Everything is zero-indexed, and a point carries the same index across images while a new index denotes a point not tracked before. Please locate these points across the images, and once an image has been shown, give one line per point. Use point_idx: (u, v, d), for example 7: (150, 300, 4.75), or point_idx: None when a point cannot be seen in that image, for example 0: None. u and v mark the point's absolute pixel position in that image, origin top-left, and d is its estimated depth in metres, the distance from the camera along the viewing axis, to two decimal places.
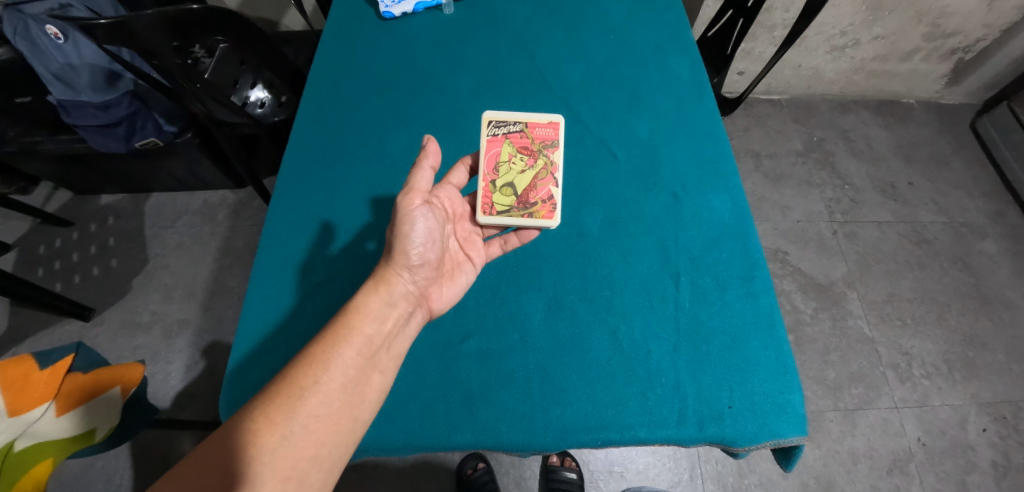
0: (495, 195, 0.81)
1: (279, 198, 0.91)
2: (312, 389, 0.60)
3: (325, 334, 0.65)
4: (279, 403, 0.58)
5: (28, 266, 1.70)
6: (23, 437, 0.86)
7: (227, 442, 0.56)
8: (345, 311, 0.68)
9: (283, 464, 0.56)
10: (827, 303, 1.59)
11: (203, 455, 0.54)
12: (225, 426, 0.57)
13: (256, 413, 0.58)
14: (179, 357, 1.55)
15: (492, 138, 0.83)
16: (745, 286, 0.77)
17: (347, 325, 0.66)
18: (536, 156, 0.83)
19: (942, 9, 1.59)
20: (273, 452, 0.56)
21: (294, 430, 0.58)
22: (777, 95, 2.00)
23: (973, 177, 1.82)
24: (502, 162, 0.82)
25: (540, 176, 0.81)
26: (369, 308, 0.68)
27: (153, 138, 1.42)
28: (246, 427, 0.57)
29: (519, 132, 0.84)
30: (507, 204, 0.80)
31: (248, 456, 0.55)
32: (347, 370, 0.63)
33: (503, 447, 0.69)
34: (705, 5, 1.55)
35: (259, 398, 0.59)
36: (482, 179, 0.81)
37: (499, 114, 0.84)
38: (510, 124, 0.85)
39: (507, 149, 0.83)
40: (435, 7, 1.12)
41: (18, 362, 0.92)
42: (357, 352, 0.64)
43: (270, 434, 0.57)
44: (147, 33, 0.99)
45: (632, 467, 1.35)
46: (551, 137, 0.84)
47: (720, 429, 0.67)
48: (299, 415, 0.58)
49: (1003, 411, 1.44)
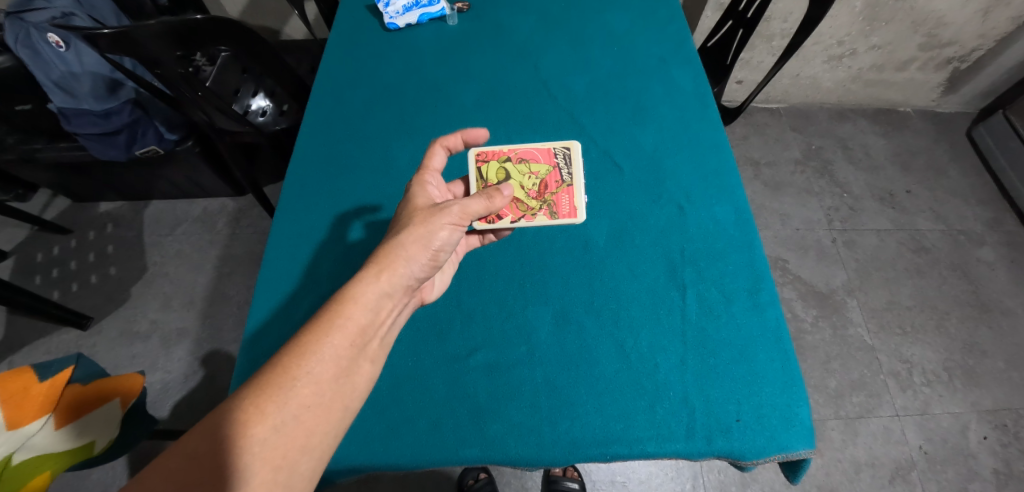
0: (493, 165, 0.86)
1: (281, 212, 0.91)
2: (304, 379, 0.57)
3: (314, 322, 0.61)
4: (271, 394, 0.55)
5: (25, 274, 1.68)
6: (21, 450, 0.84)
7: (214, 433, 0.53)
8: (340, 299, 0.63)
9: (274, 455, 0.53)
10: (827, 311, 1.59)
11: (192, 445, 0.52)
12: (209, 415, 0.54)
13: (246, 403, 0.54)
14: (178, 366, 1.54)
15: (548, 153, 0.87)
16: (751, 298, 0.77)
17: (336, 312, 0.62)
18: (537, 199, 0.83)
19: (937, 20, 1.62)
20: (265, 442, 0.53)
21: (285, 420, 0.55)
22: (776, 103, 2.02)
23: (970, 185, 1.83)
24: (527, 166, 0.86)
25: (521, 199, 0.83)
26: (367, 297, 0.64)
27: (154, 146, 1.43)
28: (233, 418, 0.53)
29: (563, 179, 0.85)
30: (488, 177, 0.85)
31: (238, 446, 0.52)
32: (335, 358, 0.60)
33: (510, 461, 0.68)
34: (704, 16, 1.56)
35: (248, 386, 0.56)
36: (509, 149, 0.87)
37: (578, 154, 0.86)
38: (568, 169, 0.86)
39: (542, 170, 0.85)
40: (439, 19, 1.13)
41: (18, 374, 0.90)
42: (349, 339, 0.61)
43: (261, 425, 0.54)
44: (149, 42, 0.98)
45: (633, 477, 1.34)
46: (559, 209, 0.83)
47: (728, 443, 0.67)
48: (291, 405, 0.55)
49: (1004, 419, 1.44)
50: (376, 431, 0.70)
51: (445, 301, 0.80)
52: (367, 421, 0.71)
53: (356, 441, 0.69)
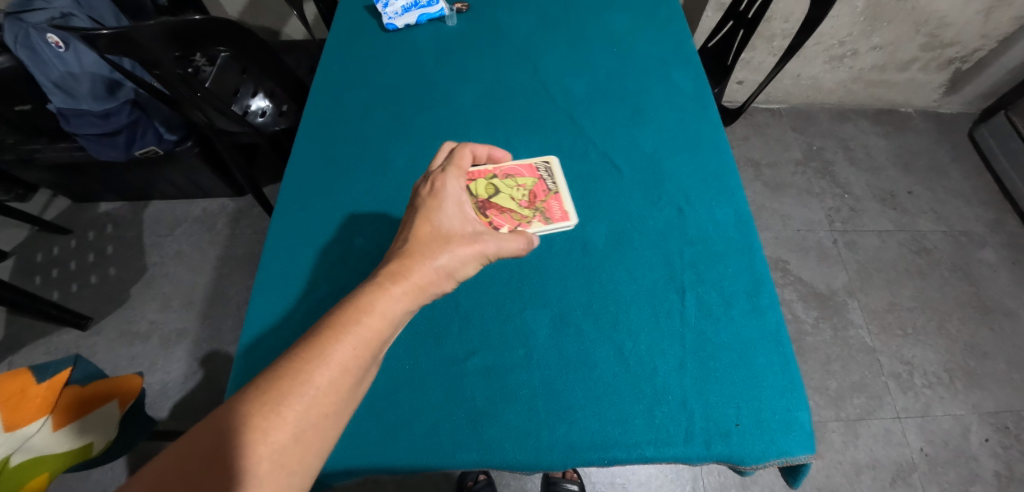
0: (481, 182, 0.85)
1: (279, 213, 0.90)
2: (325, 387, 0.54)
3: (333, 327, 0.57)
4: (291, 402, 0.52)
5: (25, 274, 1.69)
6: (18, 452, 0.83)
7: (227, 436, 0.50)
8: (359, 305, 0.60)
9: (290, 462, 0.51)
10: (828, 313, 1.59)
11: (204, 446, 0.49)
12: (218, 416, 0.51)
13: (264, 410, 0.51)
14: (177, 367, 1.54)
15: (530, 167, 0.90)
16: (751, 301, 0.77)
17: (354, 318, 0.58)
18: (529, 209, 0.84)
19: (939, 20, 1.61)
20: (283, 449, 0.51)
21: (305, 428, 0.52)
22: (777, 104, 2.01)
23: (972, 186, 1.83)
24: (513, 181, 0.87)
25: (513, 208, 0.84)
26: (389, 309, 0.61)
27: (153, 147, 1.43)
28: (249, 425, 0.50)
29: (549, 188, 0.88)
30: (480, 193, 0.84)
31: (255, 452, 0.49)
32: (354, 366, 0.57)
33: (507, 466, 0.68)
34: (705, 16, 1.56)
35: (265, 391, 0.52)
36: (494, 166, 0.87)
37: (559, 167, 0.91)
38: (553, 180, 0.89)
39: (528, 182, 0.88)
40: (437, 20, 1.13)
41: (15, 376, 0.90)
42: (369, 348, 0.59)
43: (280, 433, 0.51)
44: (148, 42, 0.97)
45: (633, 478, 1.34)
46: (552, 214, 0.84)
47: (727, 448, 0.67)
48: (311, 413, 0.53)
49: (1005, 421, 1.43)
50: (371, 434, 0.70)
51: (444, 305, 0.79)
52: (365, 425, 0.70)
53: (353, 444, 0.69)
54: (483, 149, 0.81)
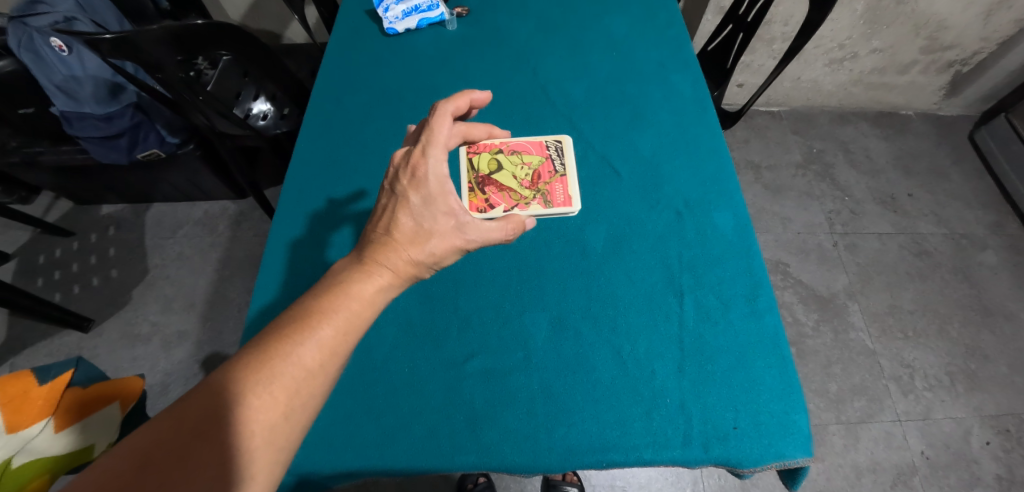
0: (485, 156, 0.92)
1: (280, 216, 0.90)
2: (315, 370, 0.55)
3: (323, 308, 0.57)
4: (283, 383, 0.52)
5: (27, 276, 1.69)
6: (20, 453, 0.84)
7: (215, 412, 0.49)
8: (348, 290, 0.60)
9: (278, 438, 0.51)
10: (828, 316, 1.59)
11: (192, 419, 0.48)
12: (208, 390, 0.50)
13: (256, 387, 0.51)
14: (178, 369, 1.54)
15: (539, 145, 0.93)
16: (750, 305, 0.77)
17: (344, 303, 0.59)
18: (530, 188, 0.88)
19: (939, 23, 1.61)
20: (272, 427, 0.51)
21: (295, 408, 0.53)
22: (777, 107, 2.02)
23: (972, 188, 1.83)
24: (518, 158, 0.92)
25: (513, 188, 0.88)
26: (378, 295, 0.61)
27: (155, 150, 1.45)
28: (241, 401, 0.50)
29: (556, 169, 0.90)
30: (482, 168, 0.91)
31: (246, 426, 0.50)
32: (343, 350, 0.57)
33: (505, 468, 0.68)
34: (704, 19, 1.57)
35: (255, 369, 0.52)
36: (502, 143, 0.93)
37: (568, 148, 0.93)
38: (559, 161, 0.91)
39: (535, 161, 0.91)
40: (438, 24, 1.13)
41: (17, 378, 0.91)
42: (357, 333, 0.59)
43: (269, 412, 0.51)
44: (151, 46, 0.98)
45: (633, 481, 1.34)
46: (554, 199, 0.87)
47: (725, 451, 0.67)
48: (301, 394, 0.53)
49: (1006, 424, 1.43)
50: (370, 437, 0.70)
51: (444, 308, 0.79)
52: (366, 428, 0.71)
53: (353, 448, 0.69)
54: (463, 99, 0.74)
